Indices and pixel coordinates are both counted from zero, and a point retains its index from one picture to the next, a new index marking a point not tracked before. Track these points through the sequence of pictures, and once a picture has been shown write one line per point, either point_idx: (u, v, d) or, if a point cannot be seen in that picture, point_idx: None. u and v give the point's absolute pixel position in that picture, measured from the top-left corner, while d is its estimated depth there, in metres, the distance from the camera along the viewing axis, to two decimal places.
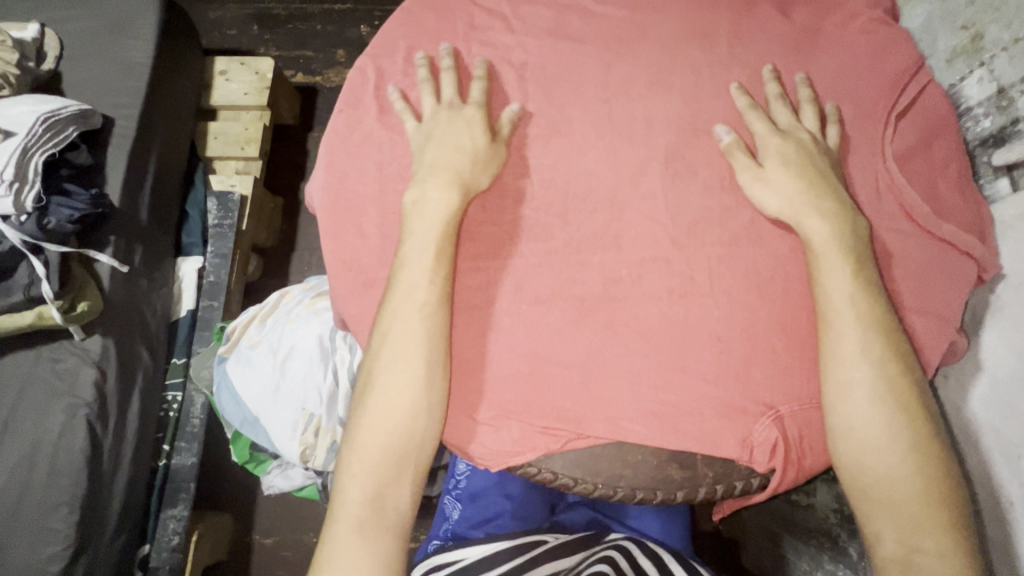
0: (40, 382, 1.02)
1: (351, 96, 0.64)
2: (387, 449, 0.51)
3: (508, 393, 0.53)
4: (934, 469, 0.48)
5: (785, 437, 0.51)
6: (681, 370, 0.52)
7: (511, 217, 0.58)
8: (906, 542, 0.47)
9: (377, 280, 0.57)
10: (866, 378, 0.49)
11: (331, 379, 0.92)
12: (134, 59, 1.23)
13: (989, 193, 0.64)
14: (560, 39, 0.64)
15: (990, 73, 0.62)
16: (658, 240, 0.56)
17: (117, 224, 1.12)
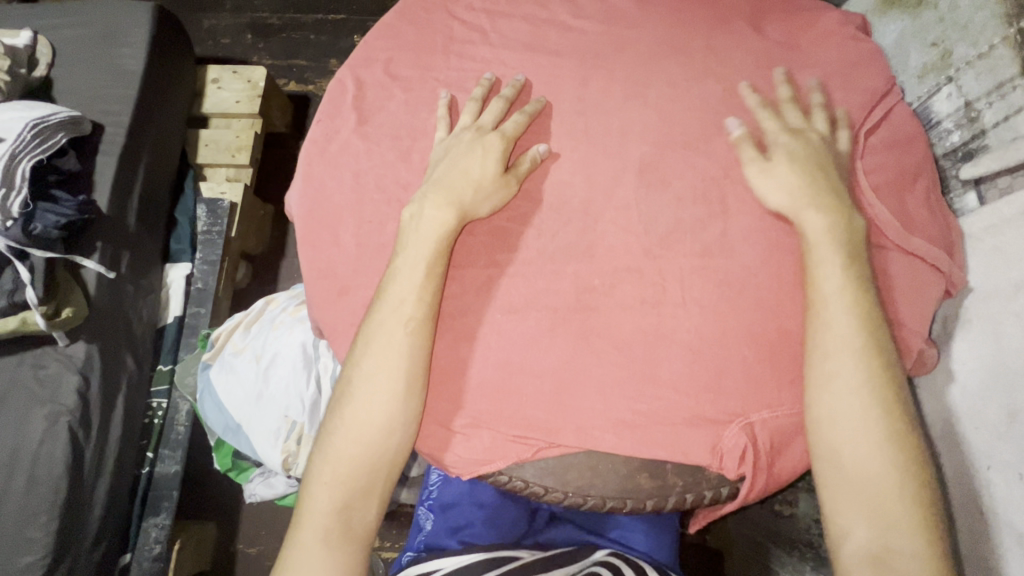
0: (22, 388, 1.02)
1: (331, 107, 0.64)
2: (357, 460, 0.51)
3: (480, 401, 0.53)
4: (916, 469, 0.49)
5: (754, 445, 0.51)
6: (651, 379, 0.53)
7: (487, 226, 0.59)
8: (880, 541, 0.48)
9: (353, 288, 0.58)
10: (847, 371, 0.49)
11: (313, 387, 0.92)
12: (124, 67, 1.24)
13: (958, 206, 0.65)
14: (538, 52, 0.65)
15: (958, 89, 0.64)
16: (631, 250, 0.57)
17: (104, 231, 1.13)
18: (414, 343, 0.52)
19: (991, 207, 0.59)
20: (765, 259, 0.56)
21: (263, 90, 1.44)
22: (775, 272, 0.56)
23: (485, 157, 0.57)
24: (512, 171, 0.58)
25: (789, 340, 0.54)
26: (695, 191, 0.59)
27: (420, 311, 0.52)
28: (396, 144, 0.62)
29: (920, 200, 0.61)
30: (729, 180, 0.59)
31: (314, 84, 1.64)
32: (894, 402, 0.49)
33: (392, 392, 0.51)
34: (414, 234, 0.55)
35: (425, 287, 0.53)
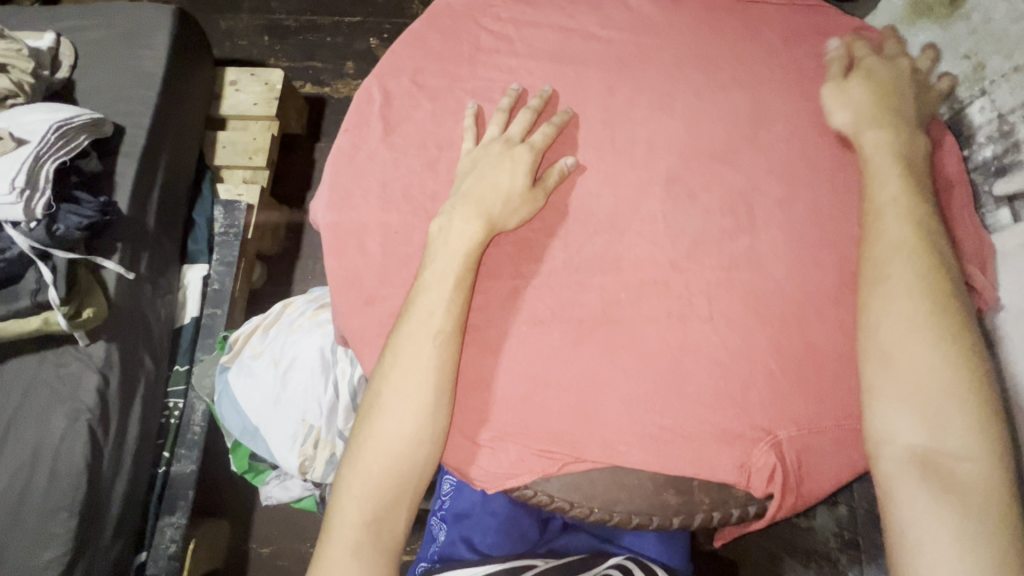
0: (44, 386, 1.03)
1: (357, 115, 0.65)
2: (384, 472, 0.51)
3: (505, 414, 0.53)
4: (974, 376, 0.47)
5: (783, 463, 0.51)
6: (678, 394, 0.52)
7: (512, 237, 0.59)
8: (929, 442, 0.46)
9: (379, 297, 0.58)
10: (903, 266, 0.50)
11: (331, 391, 0.92)
12: (145, 69, 1.25)
13: (990, 222, 0.64)
14: (564, 62, 0.65)
15: (991, 103, 0.63)
16: (658, 264, 0.57)
17: (124, 231, 1.14)
18: (442, 355, 0.52)
19: None
20: (794, 274, 0.56)
21: (281, 92, 1.45)
22: (803, 287, 0.56)
23: (514, 169, 0.57)
24: (540, 182, 0.58)
25: (818, 357, 0.54)
26: (722, 204, 0.58)
27: (447, 324, 0.52)
28: (422, 154, 0.62)
29: (949, 217, 0.61)
30: (757, 194, 0.59)
31: (331, 87, 1.65)
32: (949, 307, 0.49)
33: (420, 404, 0.51)
34: (443, 245, 0.55)
35: (452, 299, 0.53)
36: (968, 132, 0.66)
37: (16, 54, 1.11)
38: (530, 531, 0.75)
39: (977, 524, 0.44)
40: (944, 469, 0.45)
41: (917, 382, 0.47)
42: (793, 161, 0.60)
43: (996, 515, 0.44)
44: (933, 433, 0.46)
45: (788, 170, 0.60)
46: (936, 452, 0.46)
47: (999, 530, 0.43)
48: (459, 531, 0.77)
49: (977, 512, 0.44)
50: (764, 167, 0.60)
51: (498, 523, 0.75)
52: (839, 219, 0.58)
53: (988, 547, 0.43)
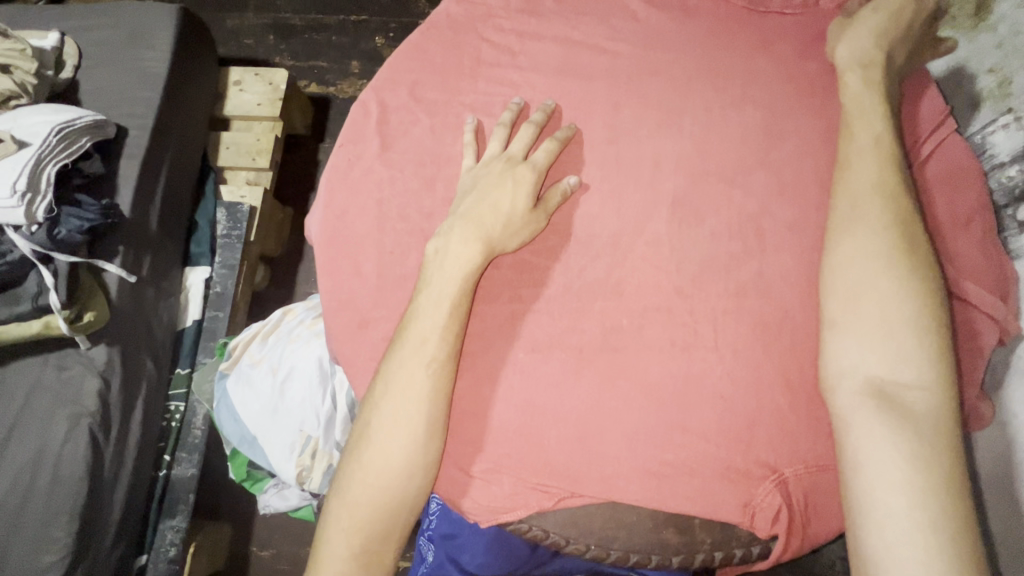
0: (46, 390, 1.03)
1: (355, 129, 0.63)
2: (374, 503, 0.50)
3: (500, 445, 0.51)
4: (933, 312, 0.48)
5: (789, 502, 0.49)
6: (681, 428, 0.50)
7: (511, 258, 0.57)
8: (885, 373, 0.47)
9: (373, 320, 0.56)
10: (870, 207, 0.51)
11: (329, 402, 0.91)
12: (148, 70, 1.24)
13: (1016, 248, 0.60)
14: (568, 76, 0.63)
15: (1018, 121, 0.59)
16: (662, 289, 0.54)
17: (126, 234, 1.13)
18: (436, 384, 0.50)
19: None
20: (804, 302, 0.53)
21: (285, 93, 1.44)
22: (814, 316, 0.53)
23: (515, 189, 0.55)
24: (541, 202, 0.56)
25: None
26: (730, 227, 0.56)
27: (441, 351, 0.51)
28: (419, 171, 0.60)
29: (973, 241, 0.58)
30: (766, 215, 0.57)
31: (335, 87, 1.63)
32: (914, 249, 0.50)
33: (413, 433, 0.49)
34: (440, 268, 0.53)
35: (448, 326, 0.51)
36: (992, 153, 0.62)
37: (19, 54, 1.10)
38: (520, 550, 0.73)
39: (925, 451, 0.44)
40: (897, 396, 0.46)
41: (877, 316, 0.48)
42: (805, 182, 0.58)
43: (944, 443, 0.44)
44: (890, 364, 0.47)
45: (801, 192, 0.57)
46: (890, 380, 0.46)
47: (945, 457, 0.44)
48: (446, 552, 0.76)
49: (927, 439, 0.44)
50: (775, 189, 0.57)
51: (486, 544, 0.73)
52: None
53: (934, 472, 0.43)
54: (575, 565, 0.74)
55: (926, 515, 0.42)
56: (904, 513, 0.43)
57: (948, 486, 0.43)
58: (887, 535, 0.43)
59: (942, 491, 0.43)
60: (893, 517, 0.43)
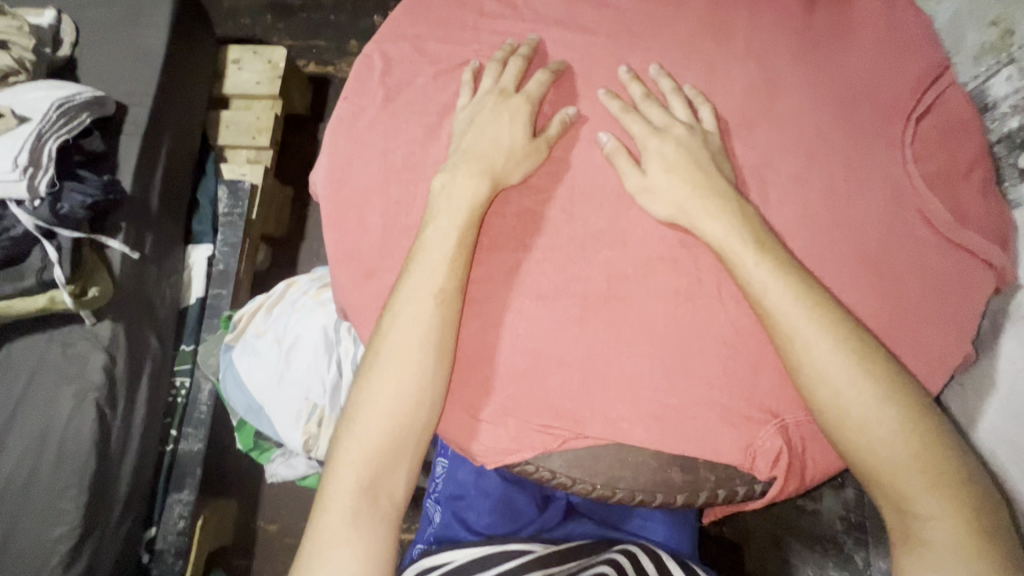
0: (52, 365, 1.04)
1: (358, 87, 0.63)
2: (384, 435, 0.51)
3: (505, 390, 0.52)
4: (853, 340, 0.48)
5: (789, 444, 0.50)
6: (684, 373, 0.51)
7: (516, 210, 0.57)
8: (836, 417, 0.47)
9: (379, 271, 0.57)
10: (761, 237, 0.51)
11: (335, 370, 0.92)
12: (147, 46, 1.23)
13: (1013, 196, 0.61)
14: (571, 30, 0.63)
15: (1020, 71, 0.60)
16: (666, 239, 0.55)
17: (128, 211, 1.13)
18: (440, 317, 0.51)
19: None
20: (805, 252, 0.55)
21: (284, 71, 1.43)
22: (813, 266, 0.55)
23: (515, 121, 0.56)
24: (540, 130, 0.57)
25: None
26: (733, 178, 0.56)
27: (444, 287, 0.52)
28: (423, 127, 0.60)
29: (975, 191, 0.58)
30: (766, 171, 0.58)
31: (334, 66, 1.62)
32: (806, 279, 0.50)
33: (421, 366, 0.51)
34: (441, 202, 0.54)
35: (451, 270, 0.52)
36: (992, 103, 0.63)
37: (17, 30, 1.09)
38: (527, 512, 0.75)
39: (911, 478, 0.46)
40: (860, 441, 0.47)
41: (813, 373, 0.48)
42: (806, 135, 0.58)
43: (925, 460, 0.46)
44: (842, 412, 0.47)
45: (803, 144, 0.58)
46: (849, 428, 0.47)
47: (931, 471, 0.46)
48: (454, 512, 0.77)
49: (904, 463, 0.46)
50: (777, 141, 0.58)
51: (493, 504, 0.76)
52: (852, 195, 0.57)
53: (929, 490, 0.46)
54: (585, 531, 0.74)
55: (944, 533, 0.45)
56: (924, 520, 0.46)
57: (951, 494, 0.46)
58: (926, 554, 0.46)
59: (948, 505, 0.46)
60: (917, 522, 0.46)
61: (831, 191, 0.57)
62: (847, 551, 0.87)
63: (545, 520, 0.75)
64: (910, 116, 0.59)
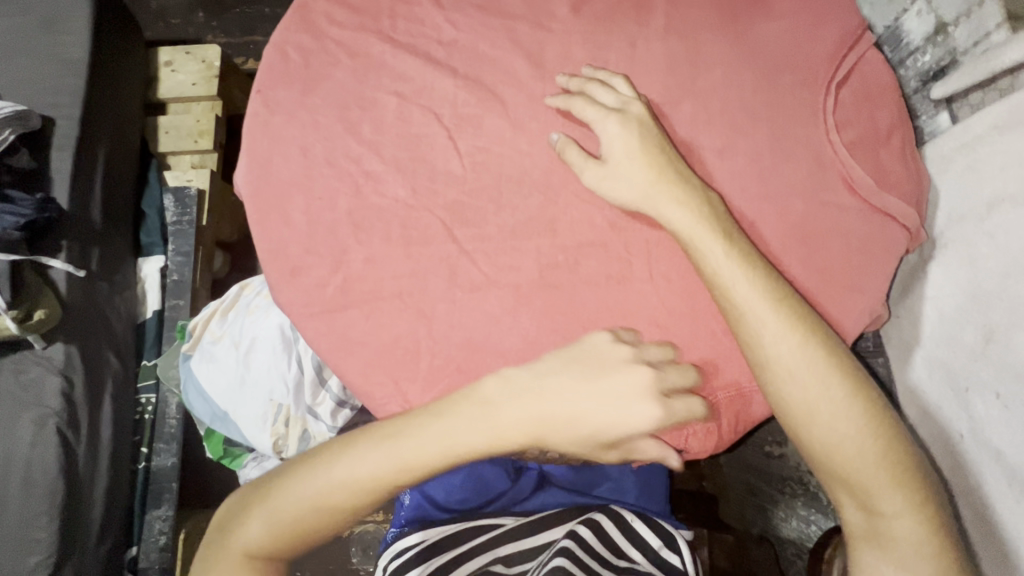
0: (5, 395, 1.00)
1: (278, 84, 0.62)
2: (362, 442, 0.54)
3: (437, 387, 0.55)
4: (802, 322, 0.50)
5: (716, 423, 0.55)
6: (618, 360, 0.55)
7: (443, 201, 0.58)
8: (807, 414, 0.50)
9: (303, 267, 0.57)
10: (729, 236, 0.52)
11: (295, 368, 0.87)
12: (69, 55, 1.16)
13: (930, 129, 0.64)
14: (489, 13, 0.63)
15: (929, 5, 0.62)
16: (594, 225, 0.57)
17: (68, 229, 1.08)
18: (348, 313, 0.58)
19: (962, 125, 0.58)
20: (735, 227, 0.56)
21: (220, 69, 1.38)
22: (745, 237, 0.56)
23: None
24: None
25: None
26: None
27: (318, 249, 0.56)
28: (346, 124, 0.60)
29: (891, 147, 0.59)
30: (695, 138, 0.58)
31: None
32: (774, 275, 0.52)
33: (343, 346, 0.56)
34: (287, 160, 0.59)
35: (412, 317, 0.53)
36: (908, 40, 0.65)
37: None
38: (498, 483, 0.77)
39: (852, 456, 0.49)
40: (826, 439, 0.50)
41: (780, 368, 0.50)
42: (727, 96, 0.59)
43: (864, 439, 0.49)
44: (808, 408, 0.50)
45: (726, 112, 0.59)
46: (816, 426, 0.50)
47: (871, 448, 0.49)
48: (423, 492, 0.77)
49: (848, 441, 0.49)
50: (700, 114, 0.59)
51: (462, 479, 0.77)
52: (778, 165, 0.58)
53: (869, 469, 0.49)
54: (556, 500, 0.76)
55: (906, 526, 0.49)
56: (894, 518, 0.49)
57: (892, 472, 0.49)
58: (896, 551, 0.49)
59: (906, 499, 0.49)
60: (886, 520, 0.49)
61: (752, 163, 0.58)
62: (814, 490, 0.87)
63: (517, 492, 0.77)
64: (832, 85, 0.60)
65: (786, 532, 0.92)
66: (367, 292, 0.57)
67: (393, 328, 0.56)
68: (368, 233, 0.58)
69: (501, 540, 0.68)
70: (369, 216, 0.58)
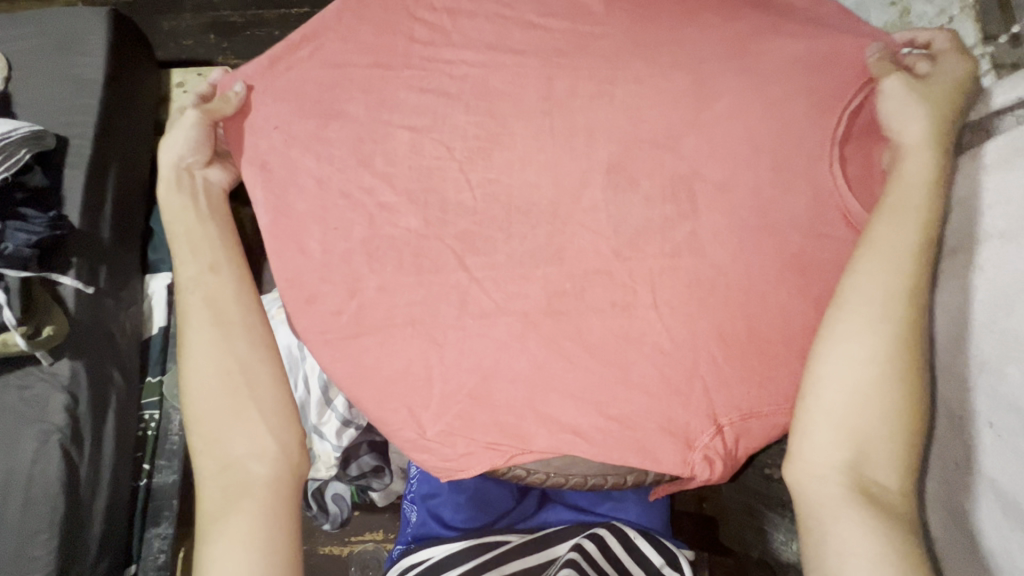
0: (8, 411, 0.98)
1: (295, 119, 0.65)
2: (227, 395, 0.58)
3: (448, 413, 0.56)
4: (910, 308, 0.53)
5: (722, 448, 0.56)
6: (624, 383, 0.56)
7: (454, 230, 0.60)
8: (883, 367, 0.52)
9: (319, 295, 0.60)
10: (904, 194, 0.55)
11: (301, 389, 0.90)
12: (84, 76, 1.19)
13: None
14: (500, 51, 0.66)
15: None
16: (601, 254, 0.59)
17: (78, 246, 1.09)
18: (244, 280, 0.62)
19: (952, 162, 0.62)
20: (735, 257, 0.58)
21: None
22: (743, 268, 0.58)
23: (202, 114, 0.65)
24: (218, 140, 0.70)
25: (762, 342, 0.57)
26: (662, 193, 0.61)
27: (207, 239, 0.63)
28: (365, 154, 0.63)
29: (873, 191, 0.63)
30: (698, 172, 0.61)
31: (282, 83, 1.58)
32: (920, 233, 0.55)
33: (230, 293, 0.61)
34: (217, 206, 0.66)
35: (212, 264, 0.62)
36: None
37: None
38: (503, 502, 0.79)
39: (876, 441, 0.52)
40: (880, 401, 0.52)
41: (879, 318, 0.53)
42: (726, 129, 0.61)
43: (901, 428, 0.52)
44: (882, 363, 0.52)
45: (727, 147, 0.61)
46: (873, 386, 0.52)
47: (904, 441, 0.52)
48: (428, 510, 0.79)
49: (887, 420, 0.52)
50: (705, 149, 0.61)
51: (467, 498, 0.78)
52: (779, 199, 0.60)
53: (886, 452, 0.52)
54: (559, 518, 0.78)
55: (890, 498, 0.52)
56: (886, 485, 0.52)
57: (905, 463, 0.52)
58: (875, 522, 0.50)
59: (903, 477, 0.52)
60: (881, 489, 0.52)
61: (754, 196, 0.60)
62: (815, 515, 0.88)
63: (522, 510, 0.79)
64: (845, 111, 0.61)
65: (784, 555, 0.92)
66: (378, 317, 0.59)
67: (403, 354, 0.58)
68: (381, 259, 0.60)
69: (506, 558, 0.69)
70: (382, 244, 0.60)
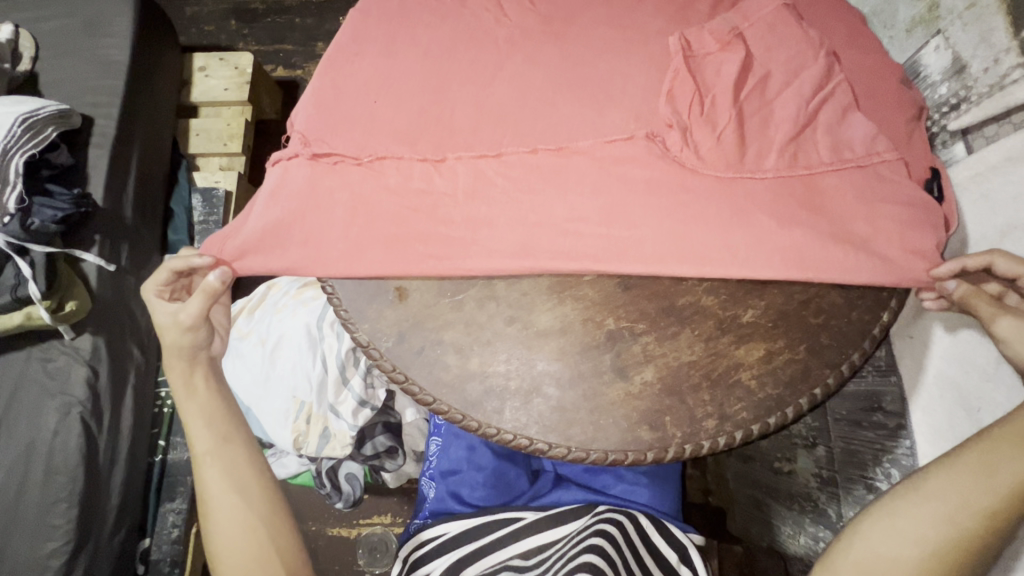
0: (32, 384, 0.99)
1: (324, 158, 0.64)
2: (251, 543, 0.62)
3: (483, 361, 0.57)
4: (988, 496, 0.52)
5: (754, 413, 0.56)
6: (659, 346, 0.58)
7: (500, 186, 0.62)
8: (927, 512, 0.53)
9: (364, 243, 0.61)
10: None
11: (320, 367, 0.91)
12: (109, 57, 1.16)
13: (947, 156, 0.73)
14: (540, 39, 0.69)
15: (946, 42, 0.72)
16: (648, 214, 0.60)
17: (101, 223, 1.07)
18: (256, 457, 0.66)
19: (977, 155, 0.67)
20: (781, 224, 0.59)
21: (251, 76, 1.36)
22: (789, 237, 0.59)
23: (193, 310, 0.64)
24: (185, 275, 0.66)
25: (791, 315, 0.59)
26: None
27: (217, 396, 0.67)
28: (400, 167, 0.63)
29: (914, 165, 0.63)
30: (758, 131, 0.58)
31: (303, 69, 1.56)
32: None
33: (241, 439, 0.66)
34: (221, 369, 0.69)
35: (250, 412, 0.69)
36: (926, 73, 0.75)
37: None
38: (519, 483, 0.80)
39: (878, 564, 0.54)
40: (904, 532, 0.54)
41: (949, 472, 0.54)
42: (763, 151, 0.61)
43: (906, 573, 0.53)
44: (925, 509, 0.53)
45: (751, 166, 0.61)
46: (909, 521, 0.54)
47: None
48: (447, 488, 0.81)
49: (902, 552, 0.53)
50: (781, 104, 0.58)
51: (486, 477, 0.79)
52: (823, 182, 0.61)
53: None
54: (573, 497, 0.78)
55: None
56: None
57: None
58: None
59: None
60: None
61: (783, 199, 0.61)
62: (822, 507, 0.87)
63: (537, 490, 0.80)
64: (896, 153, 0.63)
65: (791, 547, 0.92)
66: (414, 268, 0.60)
67: (439, 308, 0.60)
68: (414, 261, 0.60)
69: (521, 532, 0.73)
70: (427, 202, 0.62)
